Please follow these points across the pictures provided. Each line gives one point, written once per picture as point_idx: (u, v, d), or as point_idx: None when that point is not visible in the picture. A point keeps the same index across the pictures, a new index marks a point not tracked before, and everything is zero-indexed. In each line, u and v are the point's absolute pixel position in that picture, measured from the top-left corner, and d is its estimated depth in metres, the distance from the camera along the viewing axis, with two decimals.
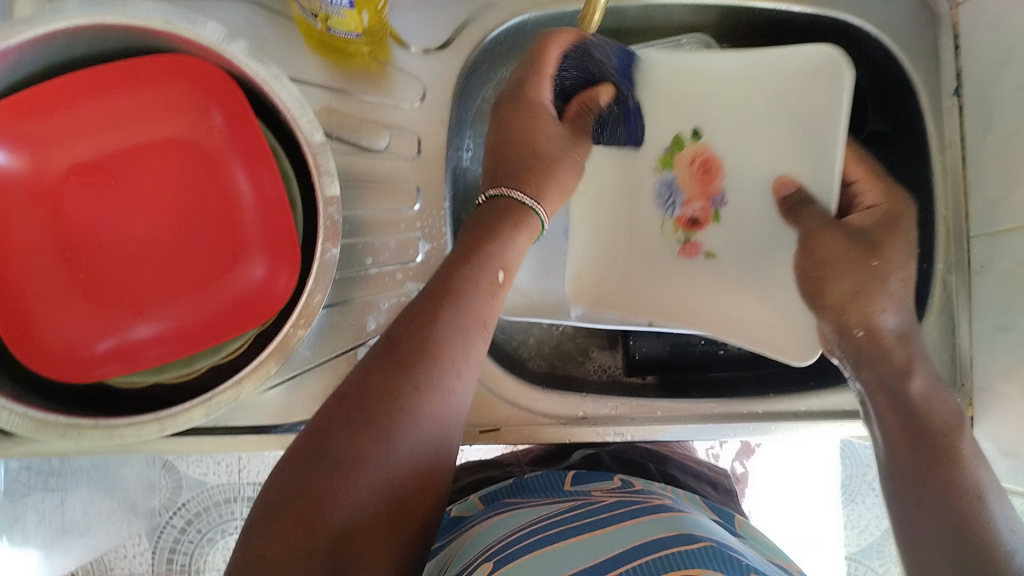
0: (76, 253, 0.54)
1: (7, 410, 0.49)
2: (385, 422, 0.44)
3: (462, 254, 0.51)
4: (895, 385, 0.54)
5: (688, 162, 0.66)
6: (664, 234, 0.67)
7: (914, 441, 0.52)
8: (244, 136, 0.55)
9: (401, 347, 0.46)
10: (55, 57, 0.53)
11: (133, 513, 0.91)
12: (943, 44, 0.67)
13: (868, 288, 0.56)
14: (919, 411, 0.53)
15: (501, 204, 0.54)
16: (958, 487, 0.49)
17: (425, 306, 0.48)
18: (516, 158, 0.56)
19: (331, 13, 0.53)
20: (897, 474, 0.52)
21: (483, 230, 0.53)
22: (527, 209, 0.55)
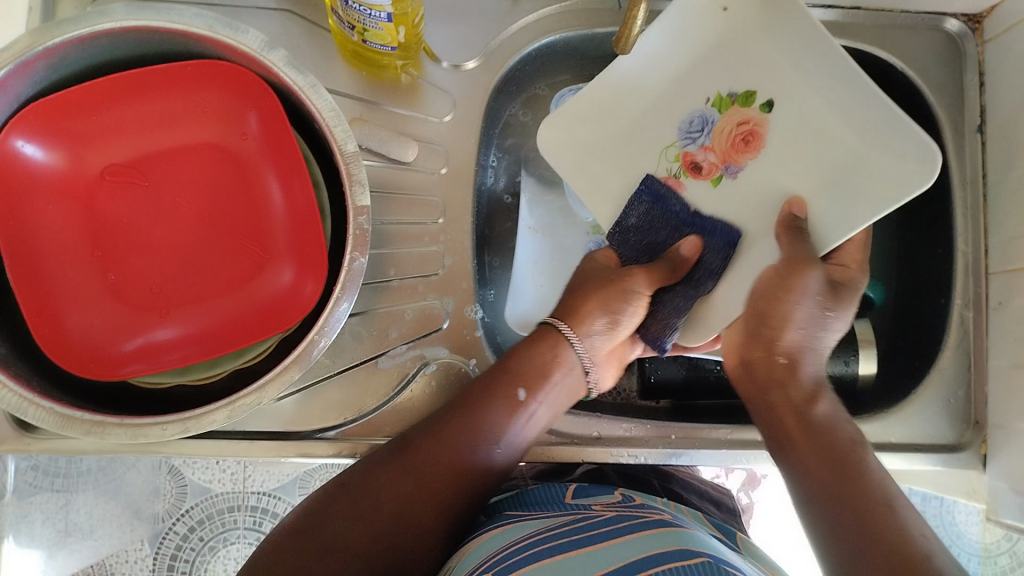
0: (106, 252, 0.55)
1: (33, 406, 0.50)
2: (379, 508, 0.53)
3: (500, 372, 0.58)
4: (800, 412, 0.56)
5: (735, 124, 0.63)
6: (659, 160, 0.65)
7: (827, 465, 0.52)
8: (278, 143, 0.56)
9: (416, 451, 0.55)
10: (98, 57, 0.54)
11: (136, 518, 0.88)
12: (968, 81, 0.68)
13: (809, 327, 0.57)
14: (827, 430, 0.54)
15: (543, 325, 0.62)
16: (873, 507, 0.48)
17: (449, 415, 0.56)
18: (571, 302, 0.61)
19: (368, 25, 0.54)
20: (812, 494, 0.51)
21: (524, 350, 0.59)
22: (565, 342, 0.60)
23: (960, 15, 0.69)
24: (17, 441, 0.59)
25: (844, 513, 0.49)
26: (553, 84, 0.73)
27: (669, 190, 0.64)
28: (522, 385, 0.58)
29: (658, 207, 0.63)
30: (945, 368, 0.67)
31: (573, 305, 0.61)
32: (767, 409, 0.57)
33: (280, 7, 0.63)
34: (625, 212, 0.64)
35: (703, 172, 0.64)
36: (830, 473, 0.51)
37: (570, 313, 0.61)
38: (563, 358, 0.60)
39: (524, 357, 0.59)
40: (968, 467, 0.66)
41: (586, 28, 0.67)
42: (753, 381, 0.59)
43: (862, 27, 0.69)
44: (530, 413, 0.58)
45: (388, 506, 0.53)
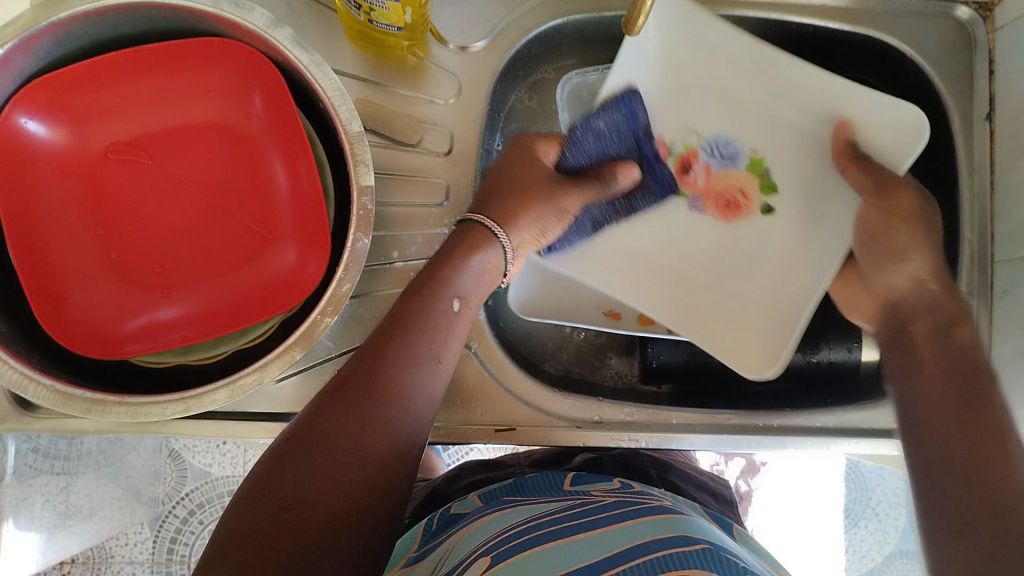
0: (109, 230, 0.55)
1: (35, 383, 0.50)
2: (337, 467, 0.44)
3: (421, 287, 0.53)
4: (943, 338, 0.54)
5: (735, 184, 0.68)
6: (674, 129, 0.68)
7: (958, 394, 0.50)
8: (281, 124, 0.56)
9: (355, 387, 0.47)
10: (102, 34, 0.54)
11: (136, 500, 0.89)
12: (977, 69, 0.68)
13: (919, 254, 0.58)
14: (960, 355, 0.53)
15: (470, 227, 0.57)
16: (988, 440, 0.47)
17: (383, 340, 0.50)
18: (505, 204, 0.58)
19: (375, 4, 0.54)
20: (933, 426, 0.50)
21: (448, 251, 0.55)
22: (492, 237, 0.57)
23: (971, 2, 0.68)
24: (17, 419, 0.59)
25: (956, 452, 0.48)
26: (560, 68, 0.72)
27: (639, 113, 0.64)
28: (449, 296, 0.53)
29: (625, 125, 0.63)
30: None
31: (508, 210, 0.58)
32: (903, 339, 0.56)
33: None
34: (598, 117, 0.62)
35: (681, 174, 0.68)
36: (954, 407, 0.50)
37: (500, 213, 0.58)
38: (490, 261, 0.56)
39: (445, 263, 0.54)
40: None
41: (595, 11, 0.67)
42: (890, 323, 0.58)
43: (872, 13, 0.68)
44: (460, 326, 0.54)
45: (348, 458, 0.45)
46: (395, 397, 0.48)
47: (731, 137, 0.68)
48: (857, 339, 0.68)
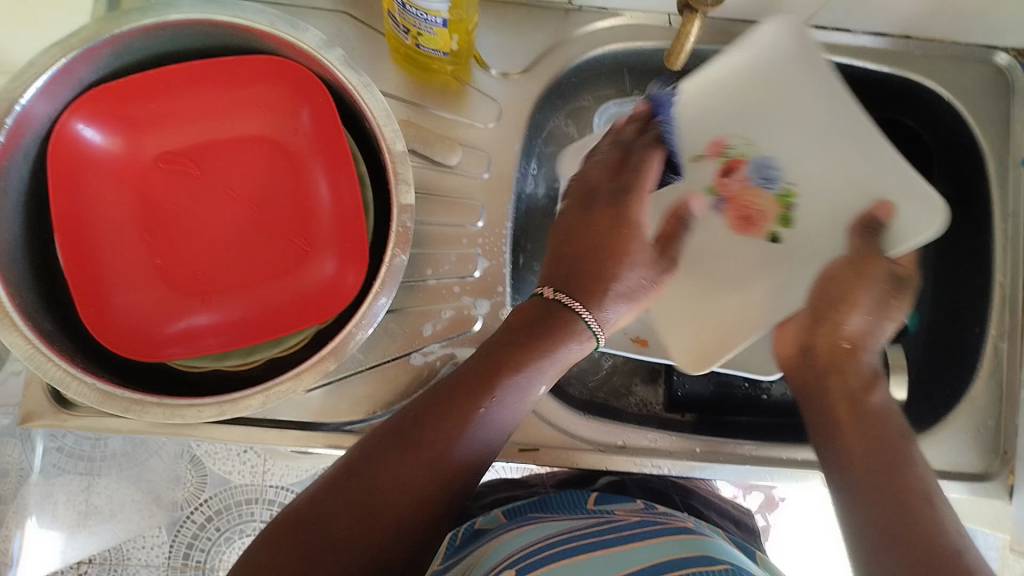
0: (155, 238, 0.57)
1: (78, 380, 0.51)
2: (352, 528, 0.48)
3: (494, 363, 0.53)
4: (858, 400, 0.55)
5: (759, 206, 0.64)
6: (737, 134, 0.64)
7: (873, 455, 0.52)
8: (327, 141, 0.58)
9: (393, 453, 0.50)
10: (159, 48, 0.56)
11: (156, 504, 0.89)
12: (1013, 114, 0.69)
13: (870, 310, 0.58)
14: (879, 418, 0.54)
15: (552, 307, 0.56)
16: (913, 499, 0.49)
17: (437, 403, 0.52)
18: (584, 282, 0.57)
19: (423, 29, 0.55)
20: (855, 492, 0.51)
21: (528, 334, 0.54)
22: (577, 319, 0.56)
23: (1010, 49, 0.69)
24: (52, 416, 0.60)
25: (888, 509, 0.48)
26: (599, 96, 0.73)
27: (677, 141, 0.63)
28: (525, 380, 0.53)
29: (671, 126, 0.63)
30: (976, 398, 0.67)
31: (590, 293, 0.57)
32: (820, 393, 0.57)
33: (335, 8, 0.64)
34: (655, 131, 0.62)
35: (720, 176, 0.64)
36: (874, 465, 0.51)
37: (574, 287, 0.57)
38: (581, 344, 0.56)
39: (523, 349, 0.53)
40: (995, 496, 0.65)
41: (632, 41, 0.68)
42: (809, 369, 0.58)
43: (910, 56, 0.69)
44: (526, 405, 0.55)
45: (368, 522, 0.48)
46: (433, 461, 0.50)
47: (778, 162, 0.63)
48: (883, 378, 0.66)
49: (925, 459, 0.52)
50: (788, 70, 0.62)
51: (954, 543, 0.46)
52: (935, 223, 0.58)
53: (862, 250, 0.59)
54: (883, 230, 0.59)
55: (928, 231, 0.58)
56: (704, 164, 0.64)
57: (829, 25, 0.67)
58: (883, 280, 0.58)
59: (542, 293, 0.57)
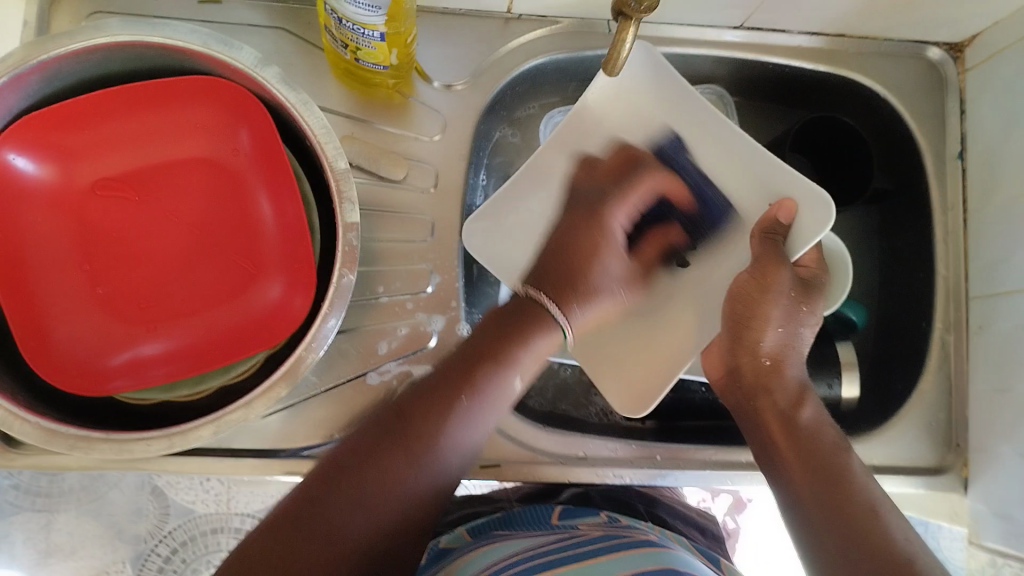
0: (96, 266, 0.56)
1: (18, 418, 0.50)
2: (359, 513, 0.47)
3: (479, 354, 0.53)
4: (788, 415, 0.57)
5: (665, 232, 0.66)
6: (637, 161, 0.66)
7: (815, 474, 0.53)
8: (269, 162, 0.57)
9: (392, 435, 0.50)
10: (91, 72, 0.55)
11: (117, 539, 0.83)
12: (949, 108, 0.70)
13: (785, 322, 0.59)
14: (814, 444, 0.55)
15: (528, 303, 0.57)
16: (859, 513, 0.51)
17: (435, 390, 0.52)
18: (553, 282, 0.59)
19: (361, 43, 0.55)
20: (801, 511, 0.53)
21: (508, 332, 0.55)
22: (552, 320, 0.57)
23: (941, 44, 0.70)
24: (0, 455, 0.58)
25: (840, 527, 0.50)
26: (545, 105, 0.74)
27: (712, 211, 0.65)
28: (511, 372, 0.54)
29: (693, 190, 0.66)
30: (927, 391, 0.68)
31: (562, 290, 0.58)
32: (753, 415, 0.59)
33: (272, 25, 0.63)
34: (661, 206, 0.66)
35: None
36: (818, 492, 0.53)
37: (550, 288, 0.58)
38: (550, 340, 0.56)
39: (500, 342, 0.54)
40: (952, 489, 0.66)
41: (576, 50, 0.68)
42: (737, 387, 0.60)
43: (847, 54, 0.70)
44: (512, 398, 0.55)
45: (372, 507, 0.48)
46: (432, 447, 0.50)
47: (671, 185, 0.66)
48: (836, 377, 0.69)
49: (861, 466, 0.55)
50: (668, 88, 0.64)
51: (902, 552, 0.48)
52: (823, 224, 0.59)
53: (763, 256, 0.59)
54: (785, 233, 0.60)
55: (820, 226, 0.59)
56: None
57: (767, 27, 0.68)
58: (789, 286, 0.58)
59: (529, 296, 0.58)
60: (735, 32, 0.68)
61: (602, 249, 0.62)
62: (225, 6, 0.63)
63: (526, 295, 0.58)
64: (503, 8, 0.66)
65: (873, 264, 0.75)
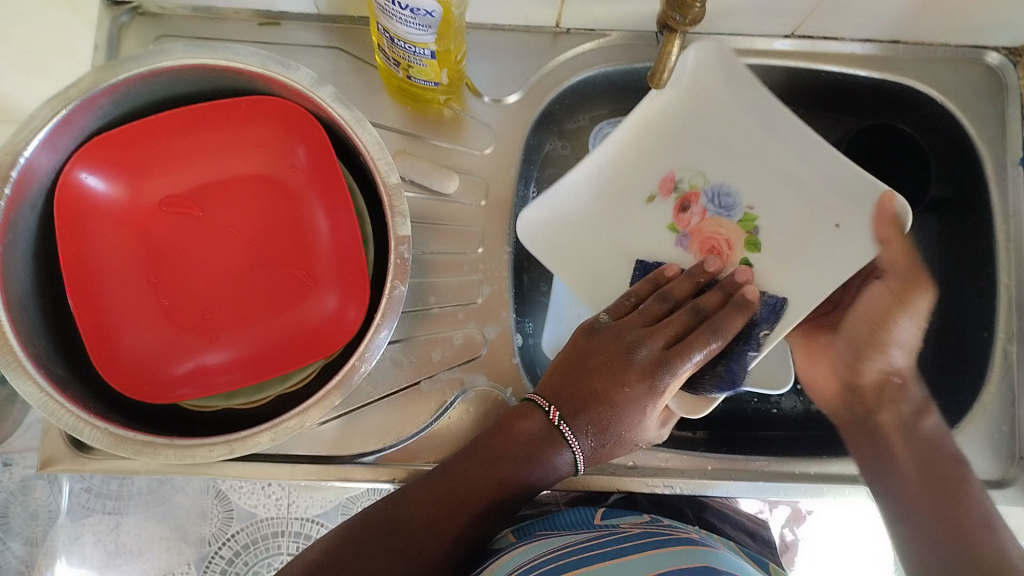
0: (161, 279, 0.58)
1: (89, 424, 0.52)
2: None
3: (493, 460, 0.54)
4: (909, 421, 0.62)
5: (723, 235, 0.63)
6: (686, 167, 0.65)
7: (925, 479, 0.59)
8: (324, 175, 0.59)
9: (410, 527, 0.52)
10: (158, 94, 0.57)
11: (184, 541, 0.85)
12: (1010, 113, 0.68)
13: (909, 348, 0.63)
14: (931, 447, 0.61)
15: (536, 415, 0.55)
16: (968, 511, 0.57)
17: (441, 489, 0.54)
18: (583, 397, 0.55)
19: (413, 61, 0.56)
20: (907, 508, 0.59)
21: (529, 441, 0.55)
22: (566, 445, 0.54)
23: (1000, 48, 0.69)
24: (71, 460, 0.61)
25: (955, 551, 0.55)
26: (594, 117, 0.74)
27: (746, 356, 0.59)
28: (525, 482, 0.55)
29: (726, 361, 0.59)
30: (989, 403, 0.66)
31: (586, 416, 0.54)
32: (875, 429, 0.63)
33: (329, 44, 0.66)
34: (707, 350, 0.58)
35: (679, 211, 0.65)
36: (926, 486, 0.59)
37: (560, 396, 0.56)
38: (563, 460, 0.55)
39: (523, 454, 0.54)
40: (1014, 504, 0.64)
41: (623, 62, 0.68)
42: (855, 401, 0.64)
43: (901, 60, 0.69)
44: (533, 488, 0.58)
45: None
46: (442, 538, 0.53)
47: (732, 189, 0.64)
48: None
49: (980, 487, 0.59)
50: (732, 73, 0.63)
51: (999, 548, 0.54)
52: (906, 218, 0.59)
53: (905, 270, 0.60)
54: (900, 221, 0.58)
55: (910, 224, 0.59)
56: (659, 201, 0.65)
57: (818, 35, 0.68)
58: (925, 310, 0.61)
59: (544, 408, 0.55)
60: (786, 41, 0.68)
61: (628, 396, 0.54)
62: (283, 28, 0.65)
63: (540, 406, 0.56)
64: (553, 22, 0.67)
65: None
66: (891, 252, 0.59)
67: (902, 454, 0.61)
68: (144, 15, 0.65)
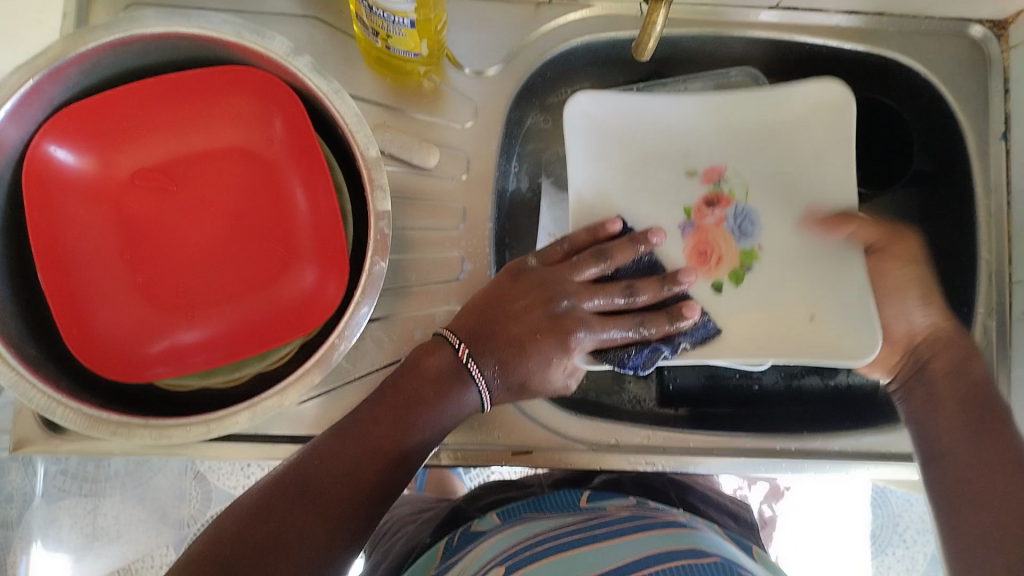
0: (135, 255, 0.57)
1: (61, 405, 0.51)
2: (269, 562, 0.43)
3: (402, 400, 0.52)
4: (959, 363, 0.56)
5: (721, 248, 0.64)
6: (739, 175, 0.65)
7: (970, 417, 0.53)
8: (301, 149, 0.57)
9: (318, 488, 0.47)
10: (129, 65, 0.56)
11: (162, 523, 0.85)
12: (993, 87, 0.68)
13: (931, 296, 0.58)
14: (981, 388, 0.54)
15: (441, 352, 0.54)
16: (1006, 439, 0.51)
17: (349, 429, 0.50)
18: (491, 331, 0.55)
19: (391, 31, 0.55)
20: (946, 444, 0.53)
21: (436, 382, 0.53)
22: (471, 382, 0.54)
23: (984, 21, 0.68)
24: (45, 442, 0.60)
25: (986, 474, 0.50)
26: (576, 92, 0.73)
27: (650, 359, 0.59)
28: (434, 421, 0.52)
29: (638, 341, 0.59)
30: None
31: (487, 348, 0.55)
32: (929, 377, 0.57)
33: (305, 14, 0.64)
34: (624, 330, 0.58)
35: (703, 204, 0.65)
36: (967, 430, 0.52)
37: (467, 330, 0.55)
38: (468, 398, 0.54)
39: (434, 389, 0.53)
40: None
41: (607, 32, 0.67)
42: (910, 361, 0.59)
43: (886, 33, 0.68)
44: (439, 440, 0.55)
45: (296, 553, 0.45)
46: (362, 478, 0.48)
47: (758, 224, 0.64)
48: None
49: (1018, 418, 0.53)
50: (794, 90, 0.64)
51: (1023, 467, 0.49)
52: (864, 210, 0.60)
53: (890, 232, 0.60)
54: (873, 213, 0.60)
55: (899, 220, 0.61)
56: (693, 180, 0.66)
57: (803, 6, 0.67)
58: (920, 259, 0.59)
59: (450, 340, 0.54)
60: (771, 13, 0.67)
61: (538, 343, 0.55)
62: None
63: (449, 340, 0.54)
64: None
65: None
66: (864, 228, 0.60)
67: (952, 396, 0.55)
68: None
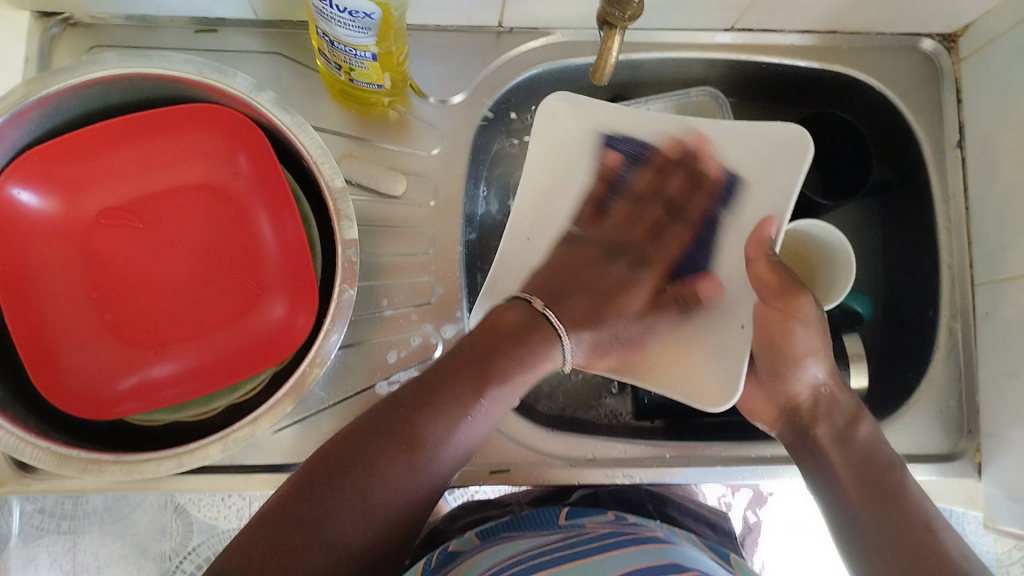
0: (104, 293, 0.57)
1: (31, 445, 0.51)
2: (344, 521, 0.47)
3: (479, 355, 0.53)
4: (844, 431, 0.57)
5: None
6: None
7: (869, 490, 0.53)
8: (267, 180, 0.58)
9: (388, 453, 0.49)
10: (91, 106, 0.56)
11: (143, 558, 0.83)
12: (946, 98, 0.70)
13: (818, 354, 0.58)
14: (869, 457, 0.55)
15: (524, 312, 0.57)
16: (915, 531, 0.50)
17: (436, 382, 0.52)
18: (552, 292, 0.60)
19: (354, 64, 0.56)
20: (849, 511, 0.54)
21: (517, 342, 0.54)
22: (550, 334, 0.57)
23: (934, 35, 0.70)
24: (17, 481, 0.60)
25: None
26: None
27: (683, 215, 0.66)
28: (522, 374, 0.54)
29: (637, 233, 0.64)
30: (936, 380, 0.67)
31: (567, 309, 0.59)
32: (812, 444, 0.58)
33: (269, 50, 0.65)
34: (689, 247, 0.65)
35: (662, 212, 0.66)
36: (867, 498, 0.53)
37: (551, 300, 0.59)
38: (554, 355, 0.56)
39: (517, 343, 0.54)
40: (962, 475, 0.66)
41: (567, 58, 0.68)
42: (794, 420, 0.59)
43: (842, 51, 0.70)
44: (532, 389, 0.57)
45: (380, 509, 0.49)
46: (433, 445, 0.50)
47: None
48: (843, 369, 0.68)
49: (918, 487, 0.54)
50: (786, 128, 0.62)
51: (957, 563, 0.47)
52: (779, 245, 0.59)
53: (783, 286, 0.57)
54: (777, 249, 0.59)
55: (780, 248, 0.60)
56: (648, 188, 0.66)
57: (757, 27, 0.68)
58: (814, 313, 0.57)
59: (530, 303, 0.58)
60: (727, 34, 0.69)
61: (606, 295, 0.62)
62: (221, 35, 0.64)
63: (522, 300, 0.58)
64: (495, 22, 0.66)
65: (876, 251, 0.76)
66: (762, 274, 0.58)
67: (839, 460, 0.56)
68: (77, 26, 0.63)
